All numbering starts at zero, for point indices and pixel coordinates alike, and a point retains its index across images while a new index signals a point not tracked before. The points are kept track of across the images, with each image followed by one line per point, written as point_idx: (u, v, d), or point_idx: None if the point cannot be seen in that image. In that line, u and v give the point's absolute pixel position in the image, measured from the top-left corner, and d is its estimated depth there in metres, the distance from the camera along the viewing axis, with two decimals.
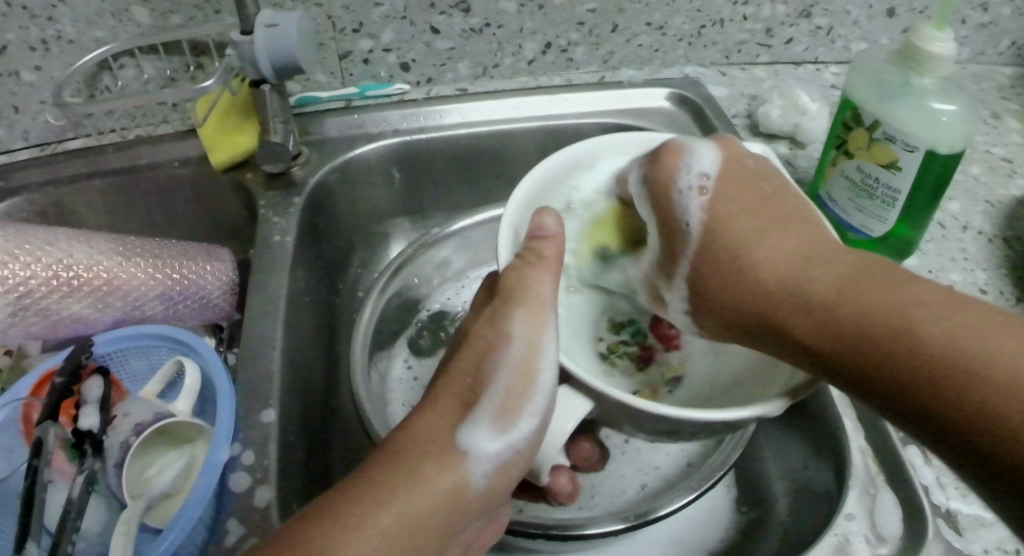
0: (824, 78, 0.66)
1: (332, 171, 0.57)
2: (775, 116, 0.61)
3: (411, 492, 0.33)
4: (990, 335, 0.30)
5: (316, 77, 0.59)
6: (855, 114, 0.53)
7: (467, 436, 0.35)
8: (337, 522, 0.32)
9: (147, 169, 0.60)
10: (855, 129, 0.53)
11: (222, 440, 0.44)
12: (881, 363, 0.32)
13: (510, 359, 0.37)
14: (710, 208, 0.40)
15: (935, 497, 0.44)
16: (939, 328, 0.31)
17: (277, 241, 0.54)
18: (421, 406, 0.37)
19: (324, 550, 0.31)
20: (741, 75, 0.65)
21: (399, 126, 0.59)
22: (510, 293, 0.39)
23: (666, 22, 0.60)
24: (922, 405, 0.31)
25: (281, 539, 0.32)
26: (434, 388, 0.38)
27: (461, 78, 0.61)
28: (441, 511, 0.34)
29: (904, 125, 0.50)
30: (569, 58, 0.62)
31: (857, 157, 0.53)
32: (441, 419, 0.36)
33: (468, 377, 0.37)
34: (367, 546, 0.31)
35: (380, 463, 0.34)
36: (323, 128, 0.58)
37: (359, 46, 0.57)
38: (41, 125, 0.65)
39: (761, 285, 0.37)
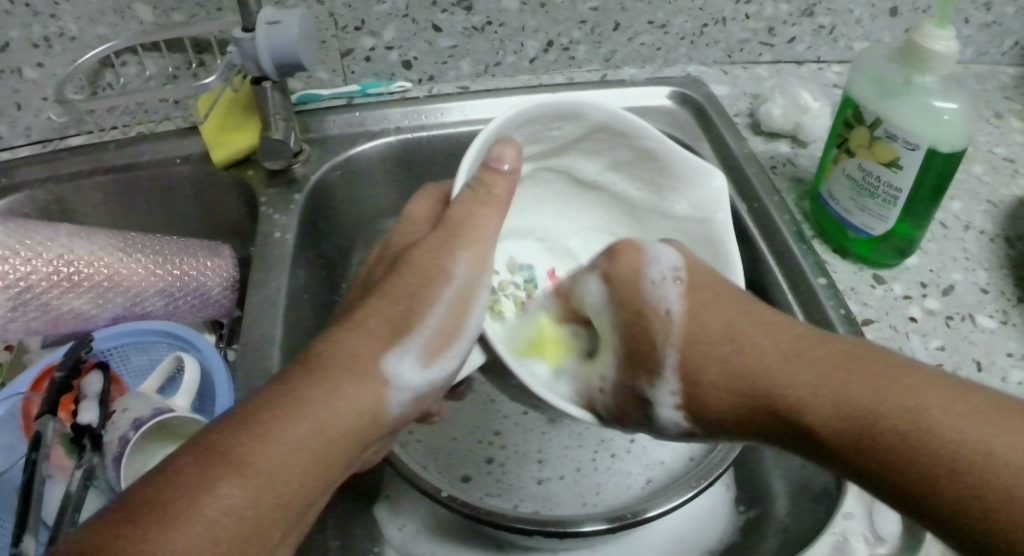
0: (827, 77, 0.66)
1: (332, 168, 0.57)
2: (777, 114, 0.60)
3: (331, 404, 0.34)
4: (975, 420, 0.30)
5: (318, 74, 0.59)
6: (856, 112, 0.53)
7: (393, 363, 0.37)
8: (256, 432, 0.32)
9: (148, 166, 0.60)
10: (856, 127, 0.53)
11: None
12: (863, 443, 0.32)
13: (451, 296, 0.39)
14: (689, 300, 0.40)
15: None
16: (936, 411, 0.31)
17: (277, 238, 0.54)
18: (350, 321, 0.38)
19: (237, 458, 0.31)
20: (743, 74, 0.65)
21: (400, 124, 0.59)
22: (457, 230, 0.40)
23: (668, 20, 0.60)
24: (900, 487, 0.31)
25: (202, 444, 0.31)
26: (372, 302, 0.39)
27: (462, 76, 0.61)
28: (351, 432, 0.35)
29: (906, 123, 0.50)
30: (570, 56, 0.62)
31: (858, 155, 0.53)
32: (368, 339, 0.37)
33: (400, 300, 0.39)
34: (279, 453, 0.32)
35: (297, 374, 0.35)
36: (324, 125, 0.59)
37: (361, 43, 0.57)
38: (44, 123, 0.65)
39: (759, 407, 0.36)
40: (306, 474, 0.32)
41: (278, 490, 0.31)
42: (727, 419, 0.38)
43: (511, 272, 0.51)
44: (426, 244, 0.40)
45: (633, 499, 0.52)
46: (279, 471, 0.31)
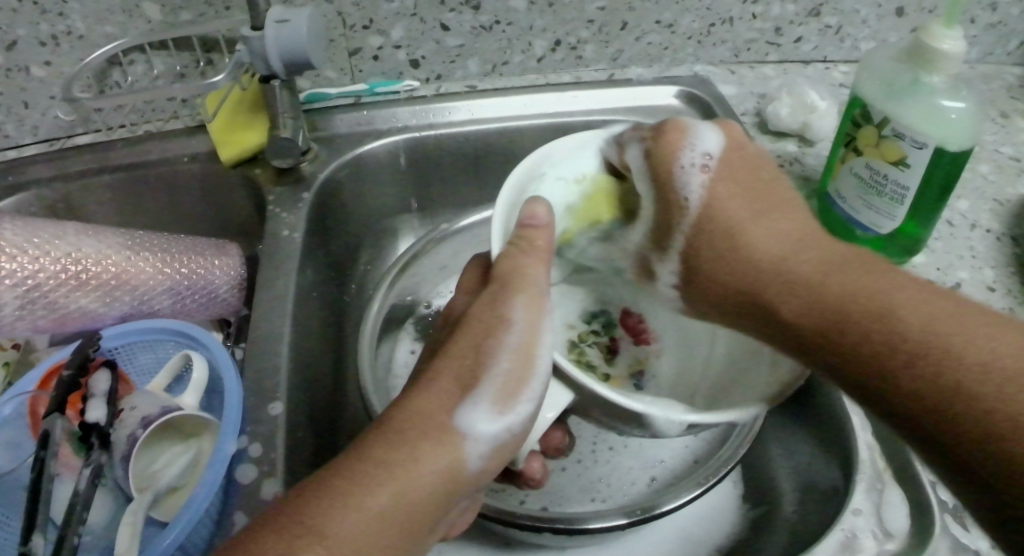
0: (833, 77, 0.66)
1: (340, 166, 0.57)
2: (784, 114, 0.60)
3: (410, 475, 0.33)
4: (949, 321, 0.33)
5: (325, 73, 0.59)
6: (864, 111, 0.53)
7: (466, 416, 0.36)
8: (330, 501, 0.31)
9: (156, 164, 0.60)
10: (864, 126, 0.53)
11: (231, 433, 0.44)
12: (821, 323, 0.36)
13: (511, 345, 0.38)
14: (711, 187, 0.42)
15: (943, 494, 0.44)
16: (899, 299, 0.34)
17: (286, 236, 0.54)
18: (414, 387, 0.37)
19: (313, 525, 0.30)
20: (750, 74, 0.65)
21: (408, 123, 0.59)
22: (507, 280, 0.40)
23: (675, 20, 0.60)
24: (863, 370, 0.34)
25: (283, 508, 0.32)
26: (430, 369, 0.38)
27: (470, 76, 0.61)
28: (436, 488, 0.34)
29: (914, 122, 0.50)
30: (578, 55, 0.62)
31: (865, 154, 0.53)
32: (441, 390, 0.36)
33: (472, 352, 0.38)
34: (354, 524, 0.31)
35: (382, 439, 0.34)
36: (332, 124, 0.59)
37: (369, 42, 0.57)
38: (51, 121, 0.65)
39: (756, 266, 0.40)
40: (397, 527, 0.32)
41: (383, 539, 0.32)
42: (716, 293, 0.43)
43: (587, 323, 0.57)
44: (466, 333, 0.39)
45: (640, 496, 0.52)
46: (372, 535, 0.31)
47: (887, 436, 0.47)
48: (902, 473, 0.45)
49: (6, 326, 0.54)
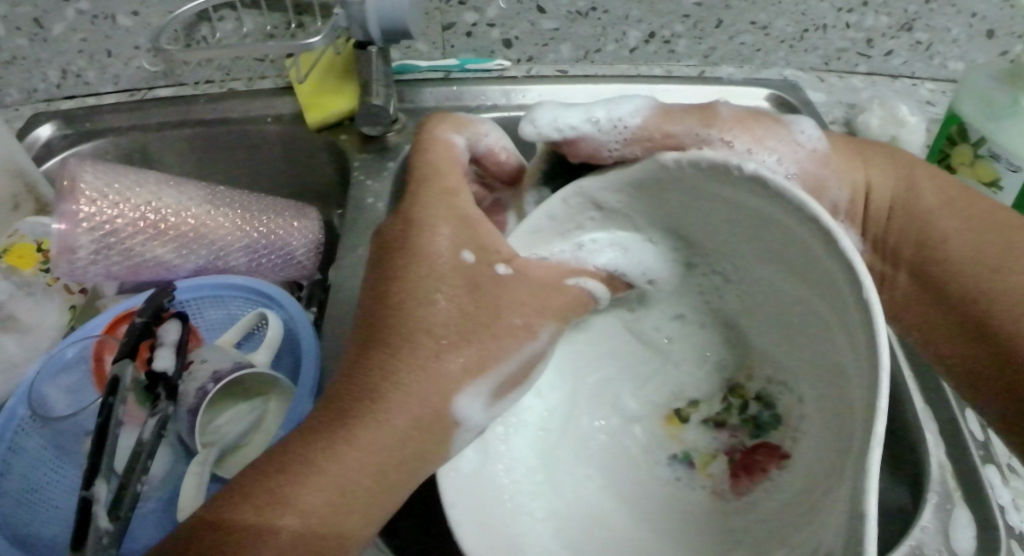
0: (919, 94, 0.65)
1: None
2: (874, 125, 0.59)
3: (393, 433, 0.36)
4: (970, 236, 0.41)
5: (417, 45, 0.58)
6: (961, 130, 0.54)
7: (463, 405, 0.38)
8: (319, 450, 0.35)
9: (237, 122, 0.60)
10: (959, 144, 0.54)
11: (307, 394, 0.46)
12: (906, 252, 0.43)
13: (525, 353, 0.40)
14: (848, 205, 0.45)
15: (1010, 518, 0.44)
16: (948, 225, 0.42)
17: (370, 204, 0.53)
18: (405, 364, 0.37)
19: (292, 480, 0.34)
20: (838, 83, 0.64)
21: (497, 102, 0.58)
22: (491, 298, 0.40)
23: (769, 23, 0.60)
24: (928, 277, 0.42)
25: (267, 461, 0.35)
26: (399, 360, 0.37)
27: (560, 60, 0.61)
28: (410, 443, 0.36)
29: (1010, 146, 0.50)
30: (671, 49, 0.61)
31: (959, 172, 0.54)
32: (437, 365, 0.37)
33: (471, 323, 0.39)
34: (345, 474, 0.34)
35: (358, 400, 0.36)
36: (421, 97, 0.58)
37: (464, 18, 0.57)
38: (133, 71, 0.65)
39: (958, 267, 0.41)
40: (378, 478, 0.35)
41: (341, 503, 0.34)
42: (903, 261, 0.44)
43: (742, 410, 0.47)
44: (423, 183, 0.43)
45: None
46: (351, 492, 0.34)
47: (959, 455, 0.46)
48: (971, 493, 0.45)
49: (80, 270, 0.54)
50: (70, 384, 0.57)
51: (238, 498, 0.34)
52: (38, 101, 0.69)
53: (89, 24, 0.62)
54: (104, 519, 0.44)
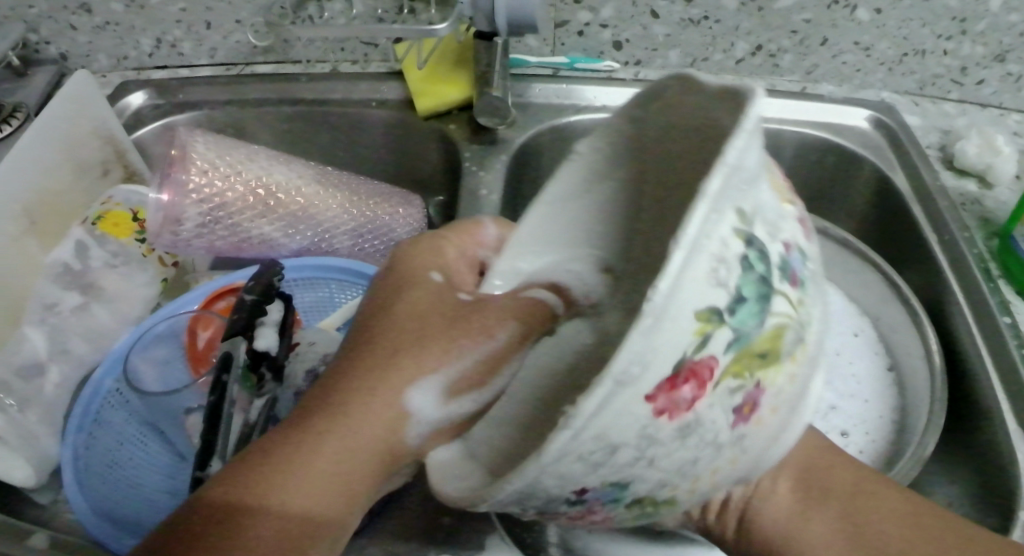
0: (1007, 125, 0.65)
1: (544, 131, 0.57)
2: (971, 152, 0.60)
3: (344, 436, 0.31)
4: (908, 524, 0.37)
5: (528, 40, 0.59)
6: None
7: (413, 399, 0.33)
8: (271, 462, 0.31)
9: (340, 105, 0.60)
10: None
11: None
12: None
13: (479, 354, 0.34)
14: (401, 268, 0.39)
15: None
16: (893, 539, 0.36)
17: (484, 196, 0.53)
18: (355, 369, 0.34)
19: (254, 499, 0.30)
20: (932, 109, 0.65)
21: (609, 102, 0.58)
22: (466, 314, 0.36)
23: (872, 44, 0.61)
24: None
25: (231, 472, 0.32)
26: (354, 364, 0.34)
27: (668, 66, 0.61)
28: (373, 463, 0.32)
29: None
30: (775, 63, 0.62)
31: None
32: (398, 368, 0.33)
33: (429, 324, 0.35)
34: (302, 485, 0.30)
35: (310, 409, 0.33)
36: (529, 92, 0.59)
37: (578, 17, 0.57)
38: (230, 45, 0.65)
39: None
40: (344, 492, 0.31)
41: (292, 523, 0.30)
42: None
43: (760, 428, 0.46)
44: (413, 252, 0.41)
45: None
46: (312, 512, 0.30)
47: None
48: None
49: (184, 242, 0.54)
50: (159, 359, 0.56)
51: (193, 529, 0.30)
52: (128, 69, 0.69)
53: None
54: None
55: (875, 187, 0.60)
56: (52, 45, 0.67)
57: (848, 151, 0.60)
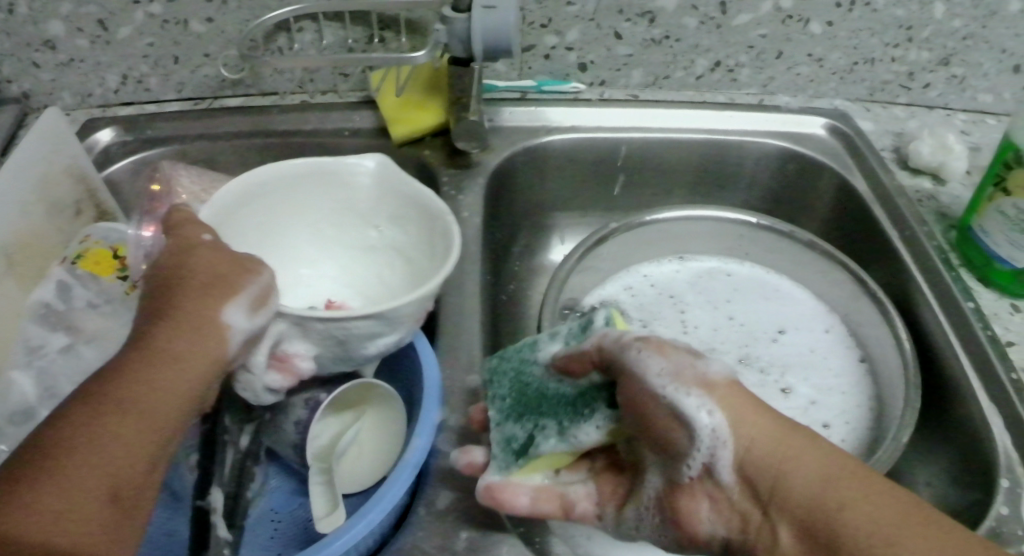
0: (954, 124, 0.69)
1: (520, 152, 0.59)
2: (925, 152, 0.63)
3: (156, 370, 0.34)
4: (889, 532, 0.29)
5: (495, 66, 0.60)
6: (1017, 155, 0.51)
7: (223, 321, 0.37)
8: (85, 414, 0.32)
9: (315, 134, 0.61)
10: (1016, 169, 0.52)
11: (434, 403, 0.47)
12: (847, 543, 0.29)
13: (261, 283, 0.39)
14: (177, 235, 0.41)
15: None
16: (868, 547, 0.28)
17: (464, 218, 0.55)
18: (154, 321, 0.36)
19: (66, 452, 0.30)
20: (884, 113, 0.68)
21: (575, 123, 0.60)
22: (234, 258, 0.40)
23: (824, 55, 0.63)
24: None
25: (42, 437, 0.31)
26: (153, 321, 0.36)
27: (631, 85, 0.63)
28: (190, 387, 0.35)
29: None
30: (734, 77, 0.64)
31: (1014, 195, 0.52)
32: (194, 307, 0.36)
33: (213, 268, 0.39)
34: (118, 421, 0.32)
35: (114, 362, 0.34)
36: (500, 116, 0.60)
37: (544, 41, 0.59)
38: (199, 79, 0.65)
39: None
40: (162, 420, 0.33)
41: (118, 463, 0.31)
42: None
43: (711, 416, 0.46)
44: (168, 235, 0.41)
45: None
46: (80, 498, 0.30)
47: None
48: None
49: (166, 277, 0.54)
50: None
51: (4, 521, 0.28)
52: (93, 107, 0.68)
53: (158, 28, 0.61)
54: (222, 527, 0.47)
55: (836, 192, 0.63)
56: (12, 86, 0.66)
57: (808, 159, 0.63)
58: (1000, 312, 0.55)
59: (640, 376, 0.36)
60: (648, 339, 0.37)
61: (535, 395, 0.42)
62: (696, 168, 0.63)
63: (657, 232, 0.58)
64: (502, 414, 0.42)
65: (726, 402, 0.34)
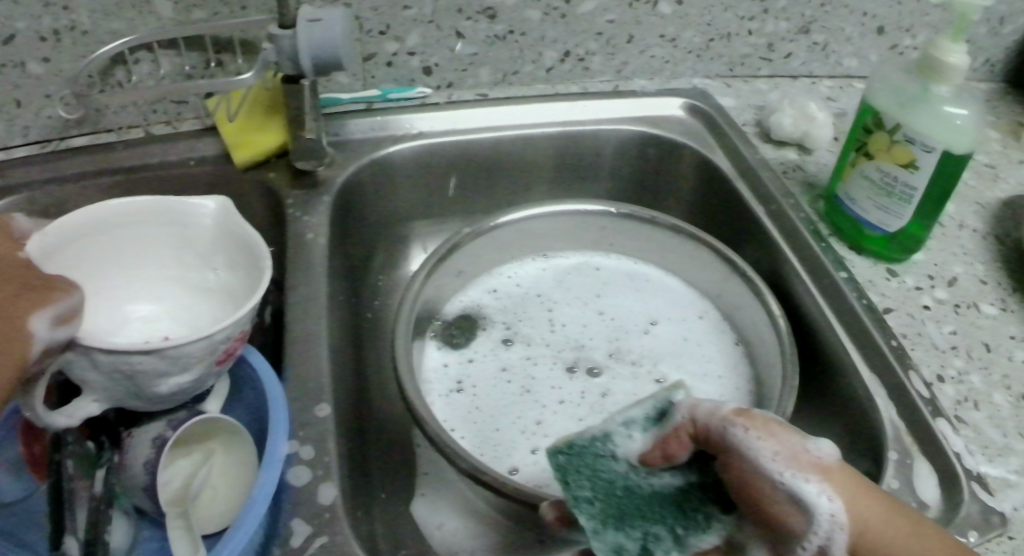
0: (820, 91, 0.69)
1: (364, 167, 0.57)
2: (786, 124, 0.62)
3: None
4: None
5: (338, 78, 0.59)
6: (876, 119, 0.51)
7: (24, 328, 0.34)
8: None
9: (164, 165, 0.59)
10: (875, 133, 0.52)
11: (282, 432, 0.41)
12: None
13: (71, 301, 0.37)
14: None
15: (966, 462, 0.43)
16: None
17: (310, 239, 0.52)
18: None
19: None
20: (745, 87, 0.68)
21: (423, 128, 0.59)
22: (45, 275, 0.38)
23: (677, 35, 0.63)
24: None
25: None
26: None
27: (479, 84, 0.62)
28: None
29: (923, 128, 0.48)
30: (585, 66, 0.63)
31: (877, 158, 0.52)
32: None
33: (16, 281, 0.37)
34: None
35: None
36: (346, 130, 0.59)
37: (385, 48, 0.57)
38: (44, 121, 0.61)
39: None
40: None
41: None
42: None
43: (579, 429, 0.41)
44: None
45: None
46: None
47: (906, 408, 0.46)
48: (927, 447, 0.44)
49: None
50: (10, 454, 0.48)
51: None
52: None
53: None
54: None
55: (700, 172, 0.62)
56: None
57: (668, 142, 0.62)
58: (874, 278, 0.54)
59: (750, 459, 0.30)
60: (751, 415, 0.32)
61: (632, 502, 0.34)
62: (554, 162, 0.62)
63: (513, 233, 0.56)
64: (598, 520, 0.33)
65: (841, 484, 0.30)
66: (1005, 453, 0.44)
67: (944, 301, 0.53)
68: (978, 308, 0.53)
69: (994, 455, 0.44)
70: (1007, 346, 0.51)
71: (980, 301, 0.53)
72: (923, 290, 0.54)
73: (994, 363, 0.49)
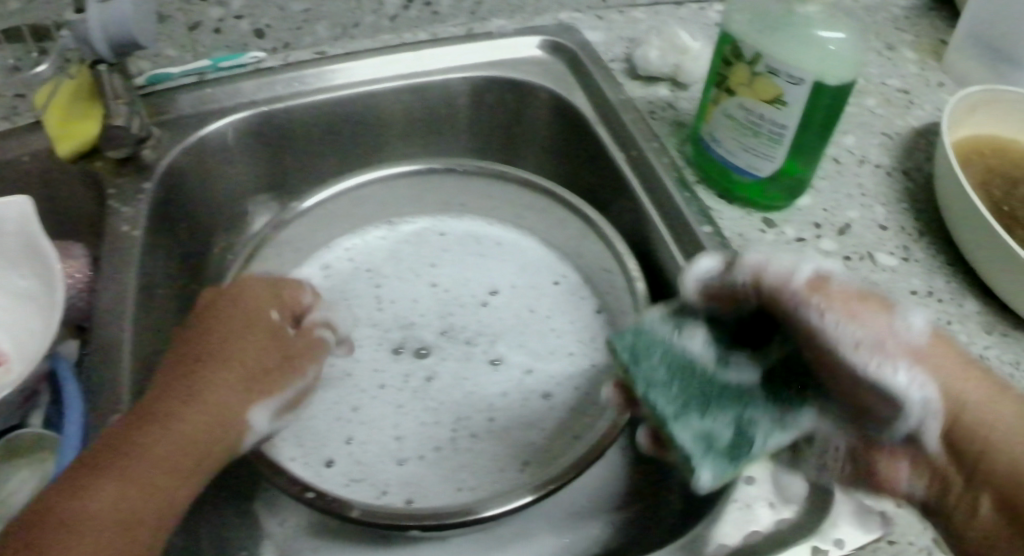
0: (707, 16, 0.63)
1: (183, 151, 0.52)
2: (653, 57, 0.57)
3: None
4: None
5: (162, 49, 0.54)
6: (734, 47, 0.45)
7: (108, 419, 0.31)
8: None
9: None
10: (735, 64, 0.45)
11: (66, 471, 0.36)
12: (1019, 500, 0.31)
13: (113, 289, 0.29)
14: None
15: (842, 461, 0.38)
16: None
17: (124, 233, 0.47)
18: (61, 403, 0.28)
19: None
20: (618, 19, 0.62)
21: (255, 96, 0.55)
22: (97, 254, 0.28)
23: None
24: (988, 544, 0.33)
25: None
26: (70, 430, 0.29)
27: (319, 40, 0.58)
28: None
29: (787, 56, 0.42)
30: (433, 10, 0.59)
31: (737, 94, 0.45)
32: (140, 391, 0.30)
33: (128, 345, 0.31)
34: None
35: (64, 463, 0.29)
36: (174, 104, 0.54)
37: (208, 14, 0.53)
38: None
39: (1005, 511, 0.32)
40: None
41: None
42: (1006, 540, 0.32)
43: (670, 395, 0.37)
44: None
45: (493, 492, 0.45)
46: None
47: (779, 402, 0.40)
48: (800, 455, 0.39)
49: None
50: None
51: None
52: None
53: None
54: None
55: (557, 114, 0.58)
56: None
57: (520, 82, 0.58)
58: (746, 232, 0.49)
59: (818, 333, 0.33)
60: (825, 287, 0.34)
61: (713, 383, 0.35)
62: (406, 117, 0.59)
63: (344, 202, 0.55)
64: (676, 405, 0.35)
65: (930, 368, 0.32)
66: (890, 466, 0.39)
67: (835, 251, 0.49)
68: (874, 259, 0.49)
69: (879, 474, 0.39)
70: (904, 299, 0.47)
71: (877, 251, 0.50)
72: (807, 240, 0.49)
73: (899, 329, 0.46)
